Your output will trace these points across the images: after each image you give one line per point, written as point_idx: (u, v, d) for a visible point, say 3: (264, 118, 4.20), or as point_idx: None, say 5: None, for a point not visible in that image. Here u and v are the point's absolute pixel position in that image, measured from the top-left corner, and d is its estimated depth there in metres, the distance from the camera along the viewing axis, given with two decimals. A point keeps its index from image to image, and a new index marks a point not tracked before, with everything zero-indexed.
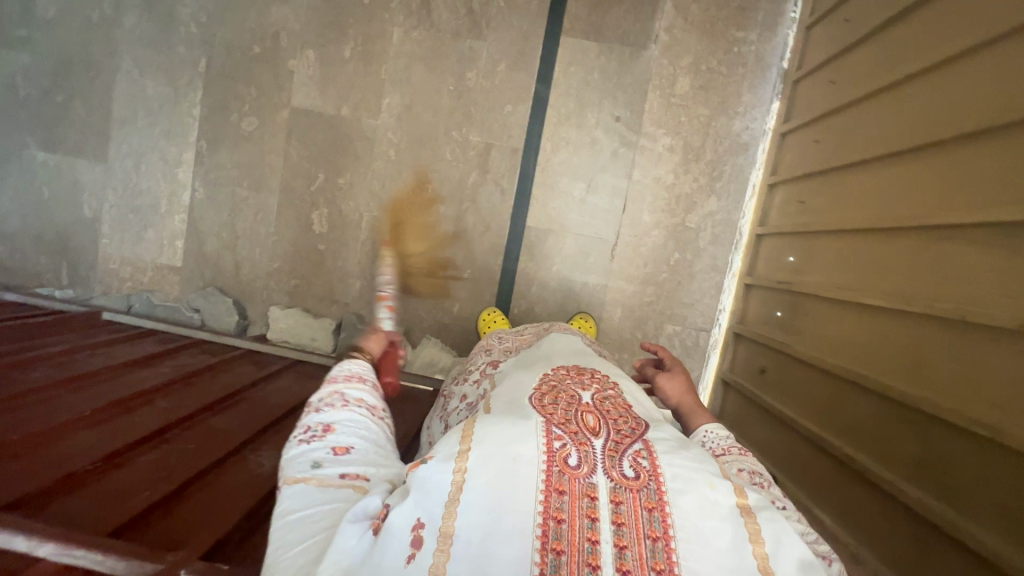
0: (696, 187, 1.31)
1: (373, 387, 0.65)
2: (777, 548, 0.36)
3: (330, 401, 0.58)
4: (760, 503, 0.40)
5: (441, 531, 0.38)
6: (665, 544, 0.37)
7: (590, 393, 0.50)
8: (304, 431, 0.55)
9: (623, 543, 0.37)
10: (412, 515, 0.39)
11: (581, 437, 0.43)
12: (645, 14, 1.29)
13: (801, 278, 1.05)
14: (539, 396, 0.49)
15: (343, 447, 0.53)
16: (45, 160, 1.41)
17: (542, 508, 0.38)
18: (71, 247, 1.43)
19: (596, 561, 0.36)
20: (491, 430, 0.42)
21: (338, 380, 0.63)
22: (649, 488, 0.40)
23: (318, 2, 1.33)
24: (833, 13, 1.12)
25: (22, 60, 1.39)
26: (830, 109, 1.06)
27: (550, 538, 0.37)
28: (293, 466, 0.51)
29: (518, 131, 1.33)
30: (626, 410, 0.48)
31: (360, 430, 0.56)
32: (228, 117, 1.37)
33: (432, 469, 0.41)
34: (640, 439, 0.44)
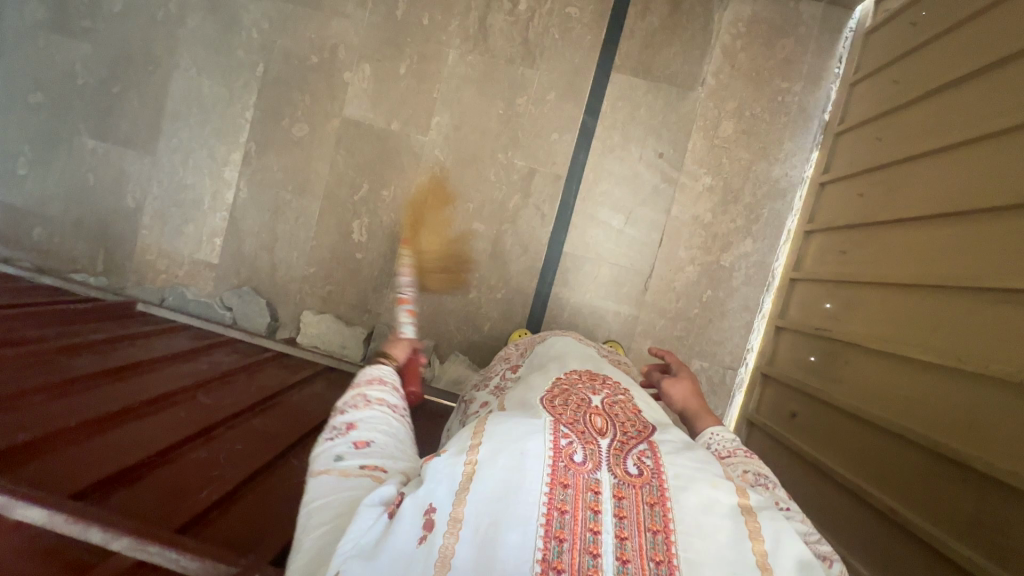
0: (732, 227, 1.34)
1: (394, 387, 0.67)
2: (776, 545, 0.39)
3: (353, 400, 0.61)
4: (760, 504, 0.42)
5: (452, 516, 0.41)
6: (665, 536, 0.39)
7: (600, 397, 0.54)
8: (330, 429, 0.58)
9: (623, 534, 0.40)
10: (424, 500, 0.42)
11: (588, 436, 0.47)
12: (694, 58, 1.33)
13: (839, 326, 1.08)
14: (550, 398, 0.53)
15: (364, 442, 0.56)
16: (95, 149, 1.43)
17: (547, 499, 0.41)
18: (110, 235, 1.44)
19: (596, 550, 0.39)
20: (501, 425, 0.46)
21: (361, 381, 0.66)
22: (650, 485, 0.43)
23: (379, 20, 1.37)
24: (877, 73, 1.17)
25: (84, 50, 1.42)
26: (874, 164, 1.09)
27: (552, 528, 0.39)
28: (318, 459, 0.54)
29: (563, 159, 1.36)
30: (636, 415, 0.52)
31: (381, 426, 0.59)
32: (280, 121, 1.40)
33: (443, 462, 0.43)
34: (645, 440, 0.48)
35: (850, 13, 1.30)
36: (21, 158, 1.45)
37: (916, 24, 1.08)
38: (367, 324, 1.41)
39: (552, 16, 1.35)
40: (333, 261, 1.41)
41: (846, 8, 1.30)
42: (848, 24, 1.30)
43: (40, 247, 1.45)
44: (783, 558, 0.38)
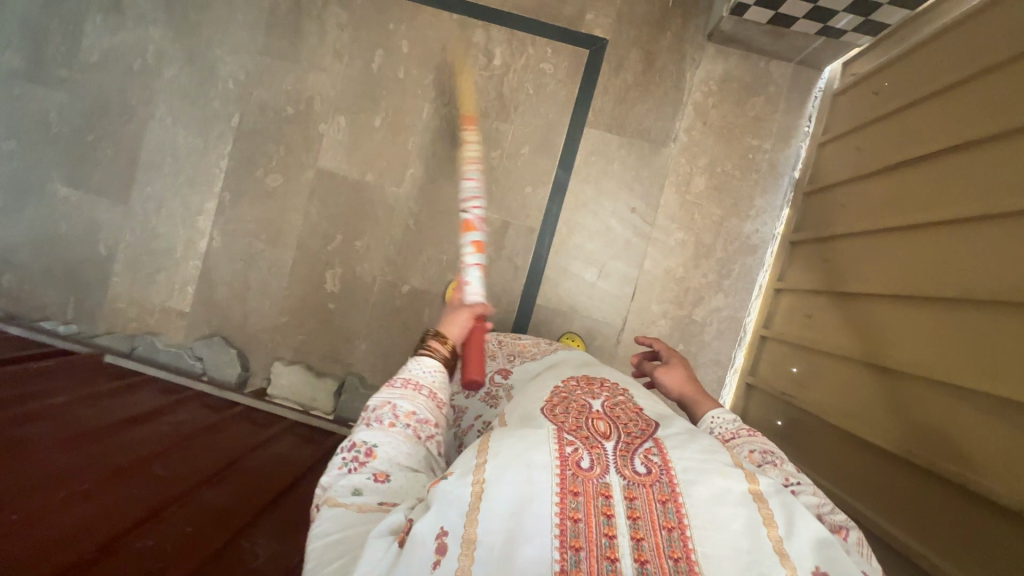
0: (704, 282, 1.35)
1: (429, 397, 0.67)
2: (789, 531, 0.44)
3: (380, 417, 0.62)
4: (771, 489, 0.48)
5: (463, 537, 0.45)
6: (680, 532, 0.45)
7: (600, 401, 0.59)
8: (350, 449, 0.61)
9: (639, 536, 0.45)
10: (435, 525, 0.46)
11: (592, 440, 0.52)
12: (666, 114, 1.35)
13: (802, 392, 1.08)
14: (551, 406, 0.57)
15: (384, 473, 0.60)
16: (67, 196, 1.43)
17: (559, 509, 0.46)
18: (80, 283, 1.43)
19: (613, 554, 0.44)
20: (502, 443, 0.50)
21: (395, 387, 0.67)
22: (660, 483, 0.48)
23: (354, 73, 1.38)
24: (841, 136, 1.19)
25: (59, 98, 1.42)
26: (836, 232, 1.11)
27: (567, 537, 0.44)
28: (337, 487, 0.59)
29: (536, 213, 1.37)
30: (636, 414, 0.57)
31: (401, 454, 0.61)
32: (255, 171, 1.40)
33: (451, 483, 0.48)
34: (649, 439, 0.53)
35: (819, 72, 1.31)
36: None
37: (878, 93, 1.10)
38: (339, 374, 1.40)
39: (527, 71, 1.36)
40: (305, 311, 1.40)
41: (816, 69, 1.31)
42: (817, 84, 1.32)
43: (9, 294, 1.44)
44: (797, 538, 0.44)
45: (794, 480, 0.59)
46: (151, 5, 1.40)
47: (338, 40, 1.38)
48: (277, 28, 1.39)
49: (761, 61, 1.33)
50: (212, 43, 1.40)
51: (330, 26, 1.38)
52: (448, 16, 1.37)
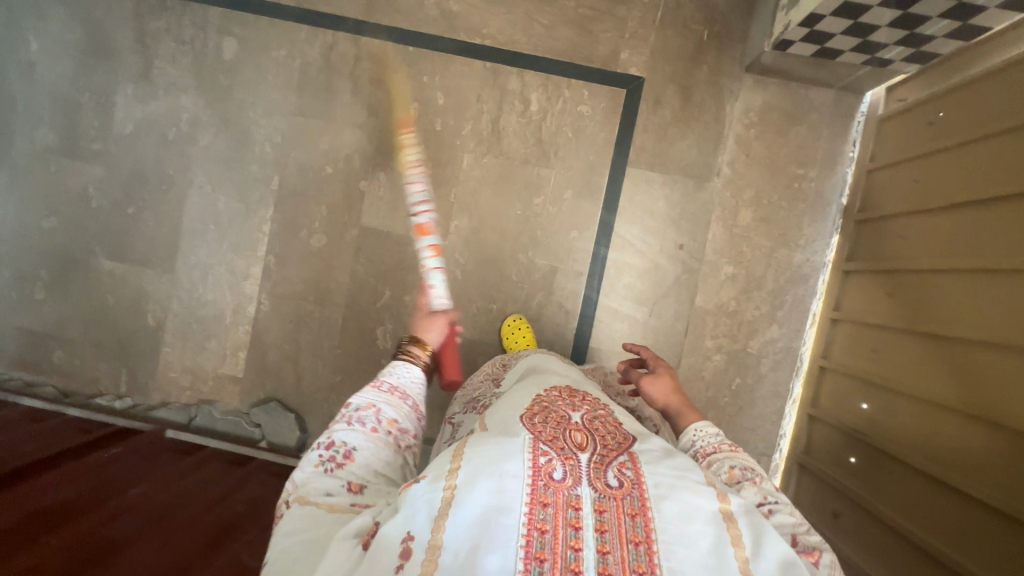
0: (757, 314, 1.35)
1: (409, 407, 0.76)
2: (754, 553, 0.46)
3: (364, 419, 0.70)
4: (739, 509, 0.50)
5: (429, 543, 0.46)
6: (646, 546, 0.46)
7: (579, 413, 0.59)
8: (330, 447, 0.66)
9: (605, 549, 0.46)
10: (402, 529, 0.48)
11: (568, 452, 0.53)
12: (708, 148, 1.34)
13: (875, 429, 1.08)
14: (530, 415, 0.58)
15: (358, 483, 0.64)
16: (112, 269, 1.42)
17: (526, 520, 0.47)
18: (131, 355, 1.43)
19: (578, 566, 0.45)
20: (477, 451, 0.52)
21: (382, 393, 0.75)
22: (631, 497, 0.49)
23: (392, 128, 1.37)
24: (895, 165, 1.18)
25: (96, 172, 1.42)
26: (897, 266, 1.10)
27: (533, 548, 0.45)
28: (311, 486, 0.62)
29: (584, 255, 1.36)
30: (614, 428, 0.58)
31: (377, 458, 0.67)
32: (298, 233, 1.40)
33: (423, 488, 0.50)
34: (624, 452, 0.54)
35: (860, 97, 1.31)
36: (38, 282, 1.44)
37: (933, 124, 1.09)
38: None
39: (565, 115, 1.35)
40: (358, 368, 1.40)
41: (857, 94, 1.30)
42: (859, 108, 1.31)
43: (61, 370, 1.44)
44: (764, 561, 0.45)
45: (770, 500, 0.60)
46: (180, 73, 1.39)
47: (373, 96, 1.37)
48: (309, 87, 1.38)
49: (801, 89, 1.32)
50: (245, 106, 1.39)
51: (363, 83, 1.37)
52: (482, 64, 1.36)
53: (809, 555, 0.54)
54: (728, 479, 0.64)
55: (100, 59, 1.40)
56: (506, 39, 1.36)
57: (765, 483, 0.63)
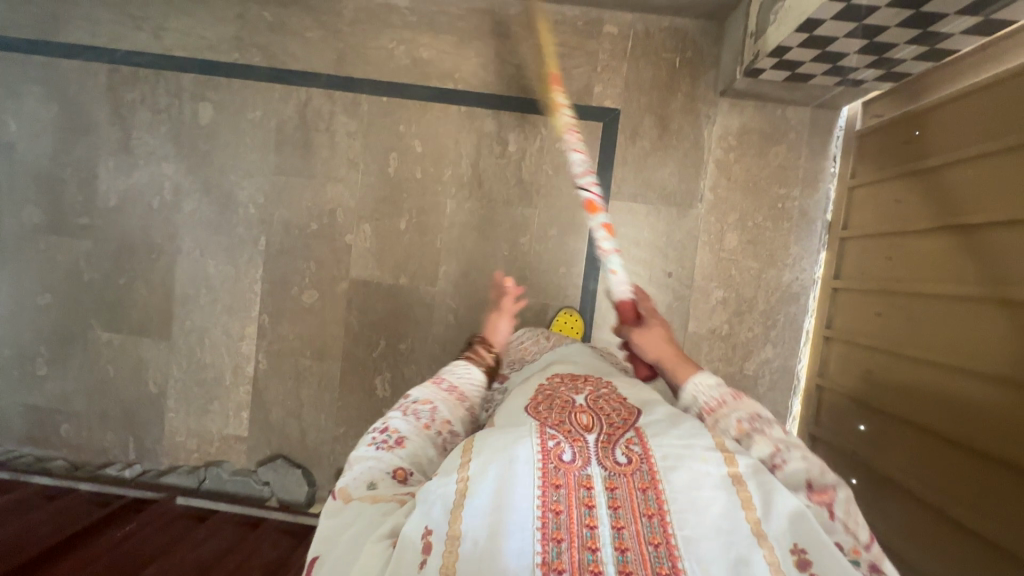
0: (751, 336, 1.35)
1: (460, 409, 0.75)
2: (766, 509, 0.48)
3: (419, 412, 0.70)
4: (749, 470, 0.51)
5: (448, 534, 0.48)
6: (659, 518, 0.48)
7: (583, 395, 0.65)
8: (381, 434, 0.67)
9: (620, 524, 0.48)
10: (420, 524, 0.50)
11: (575, 434, 0.56)
12: (689, 175, 1.34)
13: (875, 451, 1.09)
14: (535, 404, 0.63)
15: (403, 473, 0.63)
16: (110, 340, 1.44)
17: (540, 503, 0.49)
18: (136, 423, 1.45)
19: (595, 544, 0.47)
20: (485, 442, 0.55)
21: (437, 389, 0.76)
22: (640, 473, 0.52)
23: (374, 180, 1.38)
24: (875, 182, 1.18)
25: (85, 246, 1.43)
26: (887, 287, 1.10)
27: (550, 529, 0.47)
28: (357, 474, 0.63)
29: (573, 290, 1.37)
30: (619, 404, 0.62)
31: (422, 455, 0.66)
32: (289, 290, 1.41)
33: (435, 484, 0.52)
34: (630, 428, 0.57)
35: (836, 112, 1.30)
36: (39, 358, 1.45)
37: (910, 143, 1.09)
38: None
39: (544, 153, 1.35)
40: (360, 419, 1.41)
41: (834, 109, 1.29)
42: (837, 124, 1.31)
43: (70, 443, 1.46)
44: (773, 518, 0.47)
45: (785, 448, 0.58)
46: (159, 141, 1.40)
47: (351, 149, 1.38)
48: (288, 145, 1.38)
49: (777, 109, 1.31)
50: (226, 169, 1.40)
51: (340, 137, 1.38)
52: (456, 108, 1.36)
53: (823, 495, 0.55)
54: (738, 436, 0.61)
55: (78, 133, 1.41)
56: (479, 81, 1.35)
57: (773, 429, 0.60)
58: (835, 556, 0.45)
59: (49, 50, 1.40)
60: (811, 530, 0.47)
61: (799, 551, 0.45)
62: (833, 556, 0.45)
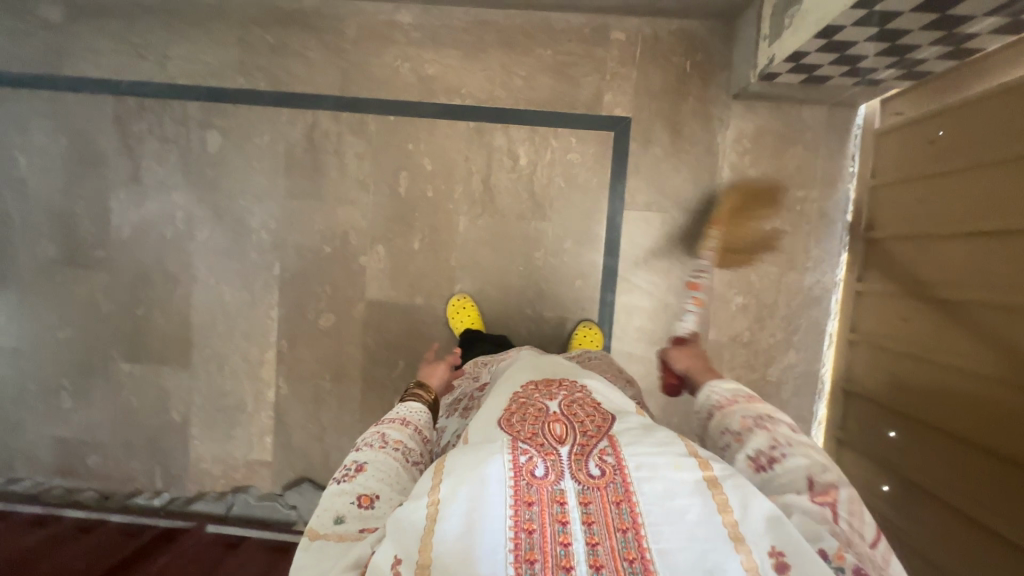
0: (773, 341, 1.33)
1: (414, 431, 0.73)
2: (743, 514, 0.48)
3: (371, 442, 0.68)
4: (724, 473, 0.52)
5: (419, 563, 0.46)
6: (634, 532, 0.47)
7: (557, 402, 0.63)
8: (341, 471, 0.65)
9: (594, 540, 0.47)
10: (391, 555, 0.48)
11: (547, 448, 0.56)
12: (704, 182, 1.31)
13: (903, 456, 1.08)
14: (508, 416, 0.62)
15: (368, 497, 0.61)
16: (131, 371, 1.45)
17: (513, 522, 0.48)
18: (162, 451, 1.46)
19: (569, 562, 0.46)
20: (457, 461, 0.54)
21: (383, 422, 0.73)
22: (614, 485, 0.51)
23: (385, 200, 1.37)
24: (898, 183, 1.15)
25: (102, 278, 1.43)
26: (912, 291, 1.09)
27: (523, 550, 0.46)
28: (321, 514, 0.60)
29: (590, 302, 1.36)
30: (593, 411, 0.61)
31: (385, 476, 0.64)
32: (306, 314, 1.41)
33: (407, 510, 0.51)
34: (604, 438, 0.57)
35: (854, 110, 1.27)
36: (63, 391, 1.47)
37: (934, 143, 1.06)
38: None
39: (555, 165, 1.33)
40: None
41: (851, 107, 1.26)
42: (854, 121, 1.27)
43: (99, 473, 1.48)
44: (749, 521, 0.47)
45: (782, 442, 0.61)
46: (168, 171, 1.39)
47: (360, 170, 1.36)
48: (297, 169, 1.37)
49: (792, 109, 1.28)
50: (236, 196, 1.39)
51: (349, 158, 1.36)
52: (465, 124, 1.34)
53: (825, 495, 0.55)
54: (741, 430, 0.64)
55: (88, 166, 1.40)
56: (487, 95, 1.33)
57: (777, 427, 0.63)
58: (817, 561, 0.45)
59: (53, 84, 1.39)
60: (787, 532, 0.47)
61: (777, 555, 0.45)
62: (810, 557, 0.45)
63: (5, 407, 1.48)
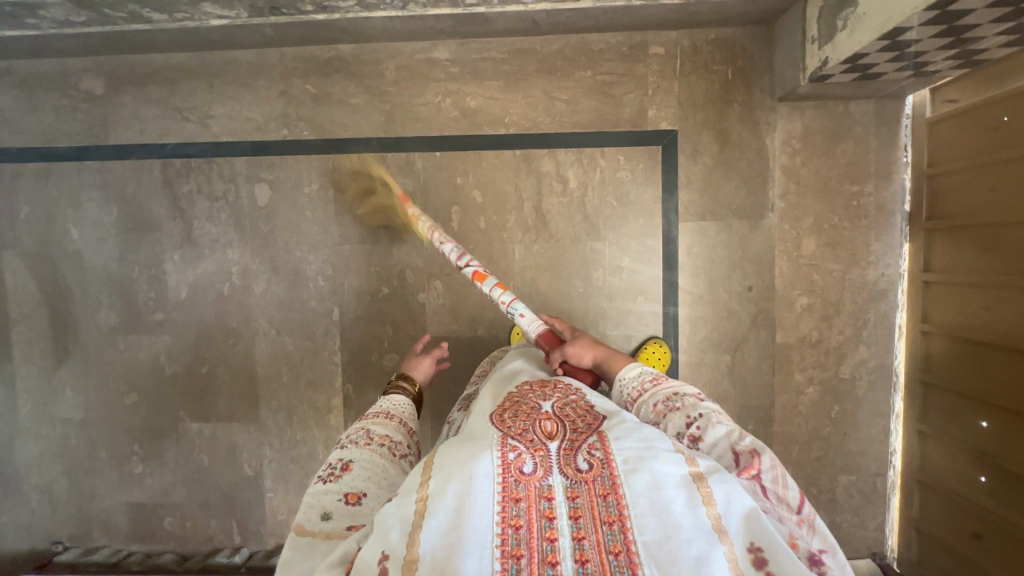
0: (842, 339, 1.33)
1: (397, 425, 0.78)
2: (726, 508, 0.48)
3: (356, 439, 0.71)
4: (708, 469, 0.52)
5: (406, 559, 0.45)
6: (620, 525, 0.48)
7: (551, 402, 0.64)
8: (326, 470, 0.67)
9: (580, 535, 0.48)
10: (378, 550, 0.46)
11: (537, 444, 0.56)
12: (757, 186, 1.31)
13: (1003, 448, 1.06)
14: (501, 415, 0.62)
15: (355, 494, 0.63)
16: (200, 430, 1.45)
17: (501, 518, 0.48)
18: (238, 507, 1.46)
19: (555, 557, 0.46)
20: (446, 458, 0.54)
21: (366, 420, 0.77)
22: (602, 478, 0.52)
23: (438, 236, 1.37)
24: (960, 171, 1.15)
25: (163, 340, 1.44)
26: (990, 279, 1.08)
27: (509, 546, 0.46)
28: (307, 512, 0.61)
29: (654, 318, 1.35)
30: (584, 411, 0.62)
31: (371, 472, 0.66)
32: (370, 356, 1.41)
33: (394, 505, 0.50)
34: (594, 434, 0.57)
35: (901, 101, 1.27)
36: (134, 456, 1.47)
37: (999, 129, 1.06)
38: None
39: (606, 185, 1.33)
40: None
41: (899, 98, 1.26)
42: (903, 112, 1.27)
43: (177, 534, 1.48)
44: (732, 514, 0.48)
45: (697, 415, 0.64)
46: (221, 228, 1.40)
47: (412, 209, 1.37)
48: (348, 214, 1.38)
49: (839, 107, 1.28)
50: (290, 247, 1.40)
51: (399, 198, 1.37)
52: (512, 153, 1.34)
53: (748, 469, 0.57)
54: (657, 417, 0.68)
55: (141, 231, 1.42)
56: (531, 122, 1.34)
57: (689, 405, 0.66)
58: (790, 551, 0.46)
59: (101, 154, 1.41)
60: (762, 524, 0.47)
61: (754, 550, 0.46)
62: (785, 551, 0.46)
63: (78, 478, 1.49)
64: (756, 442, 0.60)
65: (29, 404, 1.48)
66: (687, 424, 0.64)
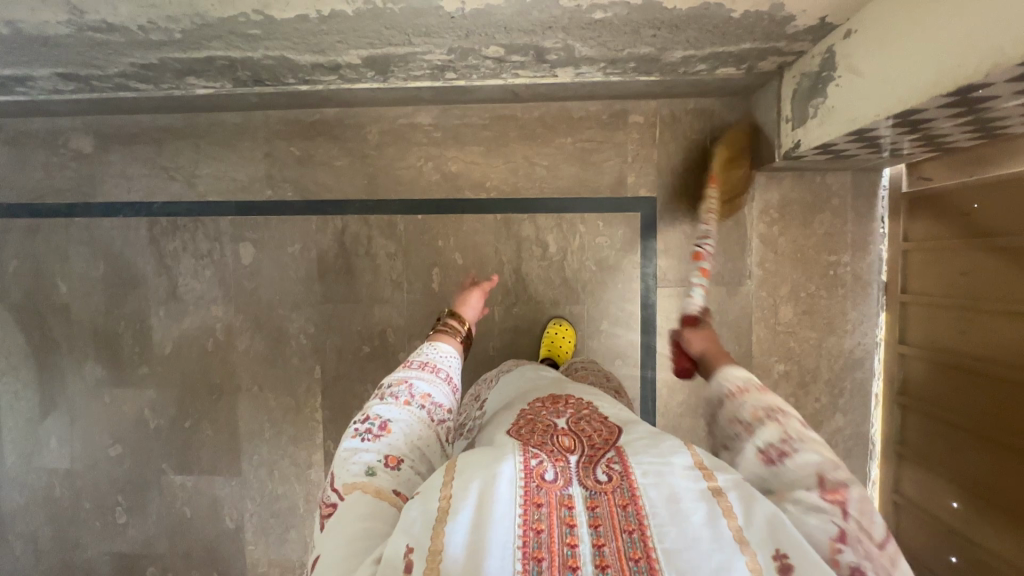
0: (819, 406, 1.33)
1: (439, 380, 0.80)
2: (748, 519, 0.46)
3: (398, 394, 0.74)
4: (729, 482, 0.50)
5: (429, 552, 0.45)
6: (640, 533, 0.46)
7: (564, 418, 0.64)
8: (366, 423, 0.69)
9: (600, 542, 0.46)
10: (402, 544, 0.47)
11: (557, 455, 0.56)
12: (736, 254, 1.32)
13: (973, 527, 1.07)
14: (520, 428, 0.62)
15: (395, 459, 0.65)
16: (184, 482, 1.47)
17: (522, 521, 0.47)
18: (218, 558, 1.48)
19: (575, 563, 0.45)
20: (468, 461, 0.53)
21: (411, 370, 0.80)
22: (621, 489, 0.50)
23: (419, 296, 1.38)
24: (935, 250, 1.17)
25: (149, 395, 1.46)
26: (959, 361, 1.10)
27: (530, 548, 0.45)
28: (350, 467, 0.64)
29: (632, 381, 1.36)
30: (601, 424, 0.61)
31: (409, 438, 0.69)
32: (351, 414, 1.42)
33: (418, 503, 0.50)
34: (611, 448, 0.56)
35: (879, 173, 1.28)
36: (118, 507, 1.49)
37: (970, 215, 1.08)
38: None
39: (585, 250, 1.35)
40: None
41: (876, 171, 1.27)
42: (880, 183, 1.28)
43: None
44: (756, 527, 0.46)
45: (793, 437, 0.55)
46: (205, 285, 1.42)
47: (393, 269, 1.38)
48: (330, 274, 1.40)
49: (816, 177, 1.29)
50: (274, 304, 1.41)
51: (381, 259, 1.38)
52: (493, 217, 1.36)
53: (834, 492, 0.50)
54: (748, 420, 0.59)
55: (128, 287, 1.44)
56: (511, 187, 1.35)
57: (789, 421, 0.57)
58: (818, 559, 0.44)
59: (89, 212, 1.43)
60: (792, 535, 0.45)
61: (780, 557, 0.43)
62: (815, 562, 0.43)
63: (62, 528, 1.50)
64: (854, 477, 0.51)
65: (14, 455, 1.50)
66: (779, 439, 0.56)
